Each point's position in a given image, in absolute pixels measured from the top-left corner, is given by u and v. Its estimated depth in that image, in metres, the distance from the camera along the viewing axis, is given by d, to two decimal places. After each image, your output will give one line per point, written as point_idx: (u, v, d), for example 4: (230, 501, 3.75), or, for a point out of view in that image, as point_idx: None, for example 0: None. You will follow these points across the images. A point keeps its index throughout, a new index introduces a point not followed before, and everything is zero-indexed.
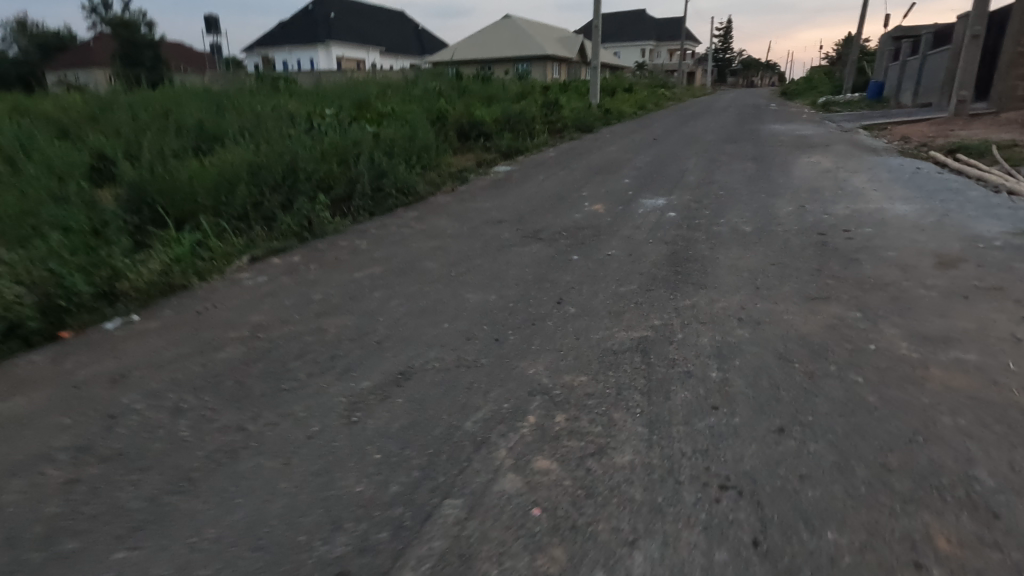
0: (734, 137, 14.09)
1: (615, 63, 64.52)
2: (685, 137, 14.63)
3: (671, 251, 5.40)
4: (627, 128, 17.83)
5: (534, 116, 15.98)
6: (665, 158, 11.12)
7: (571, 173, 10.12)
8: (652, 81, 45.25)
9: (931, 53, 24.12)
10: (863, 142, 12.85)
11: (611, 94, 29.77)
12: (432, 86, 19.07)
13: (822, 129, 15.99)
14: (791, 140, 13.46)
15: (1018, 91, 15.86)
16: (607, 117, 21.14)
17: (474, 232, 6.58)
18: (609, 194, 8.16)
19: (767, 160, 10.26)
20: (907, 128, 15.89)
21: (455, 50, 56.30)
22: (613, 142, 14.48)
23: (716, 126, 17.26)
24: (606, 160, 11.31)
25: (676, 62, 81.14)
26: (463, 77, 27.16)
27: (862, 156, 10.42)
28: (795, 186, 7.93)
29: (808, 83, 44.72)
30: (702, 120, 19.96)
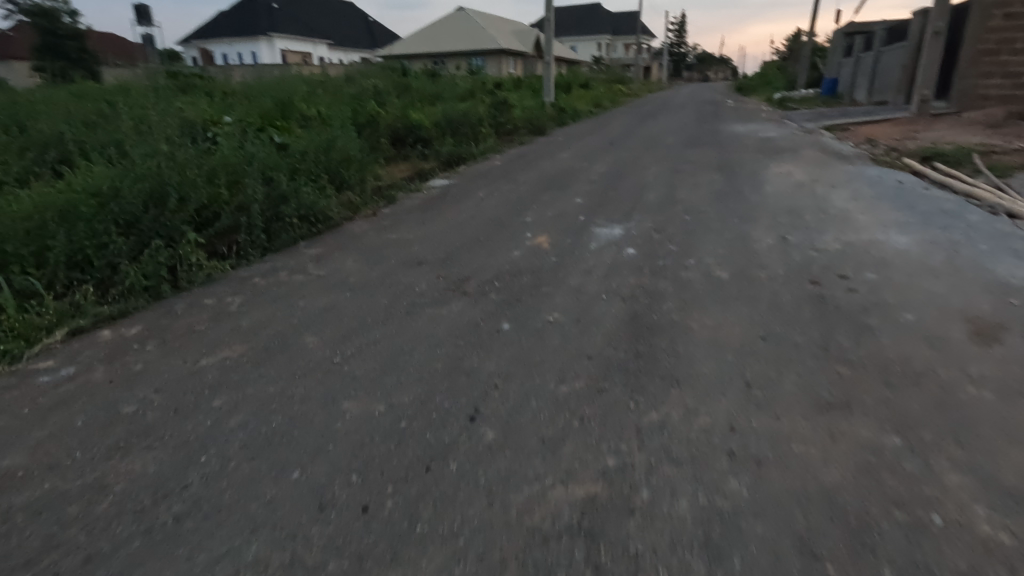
0: (695, 141, 13.09)
1: (571, 58, 63.56)
2: (644, 140, 13.56)
3: (629, 313, 4.17)
4: (582, 130, 16.64)
5: (480, 117, 14.59)
6: (622, 168, 9.96)
7: (517, 188, 8.85)
8: (609, 76, 44.41)
9: (885, 49, 23.83)
10: (831, 146, 12.07)
11: (567, 91, 28.62)
12: (371, 83, 17.42)
13: (785, 130, 15.17)
14: (756, 144, 12.52)
15: (978, 91, 15.40)
16: (561, 117, 19.91)
17: (386, 278, 5.22)
18: (557, 218, 6.93)
19: (734, 171, 9.21)
20: (871, 129, 15.23)
21: (407, 43, 54.19)
22: (566, 146, 13.27)
23: (675, 127, 16.25)
24: (557, 171, 10.06)
25: (631, 57, 80.93)
26: (408, 72, 25.37)
27: (834, 165, 9.50)
28: (770, 207, 6.85)
29: (763, 78, 44.72)
30: (661, 119, 18.98)
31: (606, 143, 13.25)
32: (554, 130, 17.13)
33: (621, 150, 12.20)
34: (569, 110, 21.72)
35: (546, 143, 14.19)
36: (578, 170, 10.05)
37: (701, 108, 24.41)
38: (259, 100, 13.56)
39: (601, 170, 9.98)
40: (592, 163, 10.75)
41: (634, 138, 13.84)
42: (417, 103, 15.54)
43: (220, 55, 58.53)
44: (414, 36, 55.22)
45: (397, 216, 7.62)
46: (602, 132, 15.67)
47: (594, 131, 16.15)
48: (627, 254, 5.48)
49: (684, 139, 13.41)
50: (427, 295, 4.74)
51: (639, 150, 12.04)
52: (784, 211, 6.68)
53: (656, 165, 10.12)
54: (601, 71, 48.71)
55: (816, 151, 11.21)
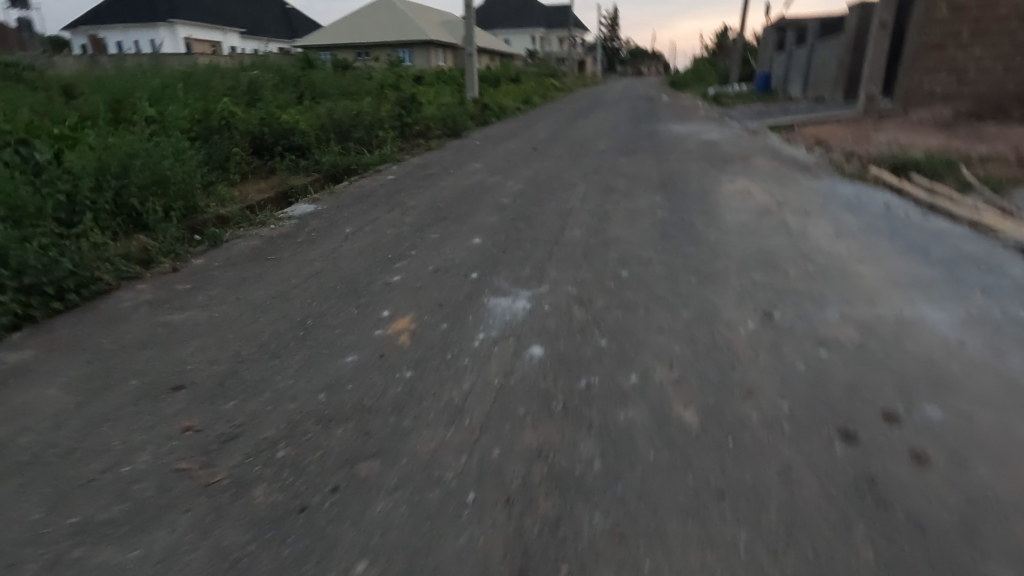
0: (630, 145, 11.24)
1: (504, 51, 61.48)
2: (573, 145, 11.59)
3: (513, 554, 2.03)
4: (505, 131, 14.47)
5: (379, 119, 12.15)
6: (543, 186, 7.87)
7: (400, 218, 6.58)
8: (542, 70, 42.60)
9: (819, 44, 23.02)
10: (783, 152, 10.53)
11: (496, 87, 26.47)
12: (252, 76, 14.56)
13: (728, 132, 13.59)
14: (700, 150, 10.78)
15: (925, 87, 14.36)
16: (483, 115, 17.65)
17: (91, 436, 2.86)
18: (439, 275, 4.74)
19: (679, 190, 7.33)
20: (818, 130, 13.90)
21: (326, 33, 50.31)
22: (482, 153, 11.10)
23: (609, 128, 14.40)
24: (461, 190, 7.86)
25: (565, 52, 79.86)
26: (312, 65, 22.42)
27: (798, 179, 7.79)
28: (735, 253, 4.91)
29: (696, 73, 44.24)
30: (592, 118, 17.11)
31: (528, 149, 11.21)
32: (473, 132, 14.87)
33: (544, 158, 10.14)
34: (494, 107, 19.50)
35: (459, 148, 11.99)
36: (488, 188, 7.91)
37: (636, 105, 22.80)
38: (84, 99, 10.54)
39: (517, 188, 7.84)
40: (507, 177, 8.63)
41: (561, 143, 11.86)
42: (303, 101, 12.91)
43: (113, 44, 52.26)
44: (334, 26, 51.35)
45: (208, 273, 5.18)
46: (525, 134, 13.65)
47: (517, 133, 14.06)
48: (529, 356, 3.36)
49: (618, 143, 11.53)
50: (133, 494, 2.43)
51: (567, 158, 10.05)
52: (755, 259, 4.74)
53: (585, 180, 8.10)
54: (533, 65, 46.77)
55: (768, 159, 9.57)
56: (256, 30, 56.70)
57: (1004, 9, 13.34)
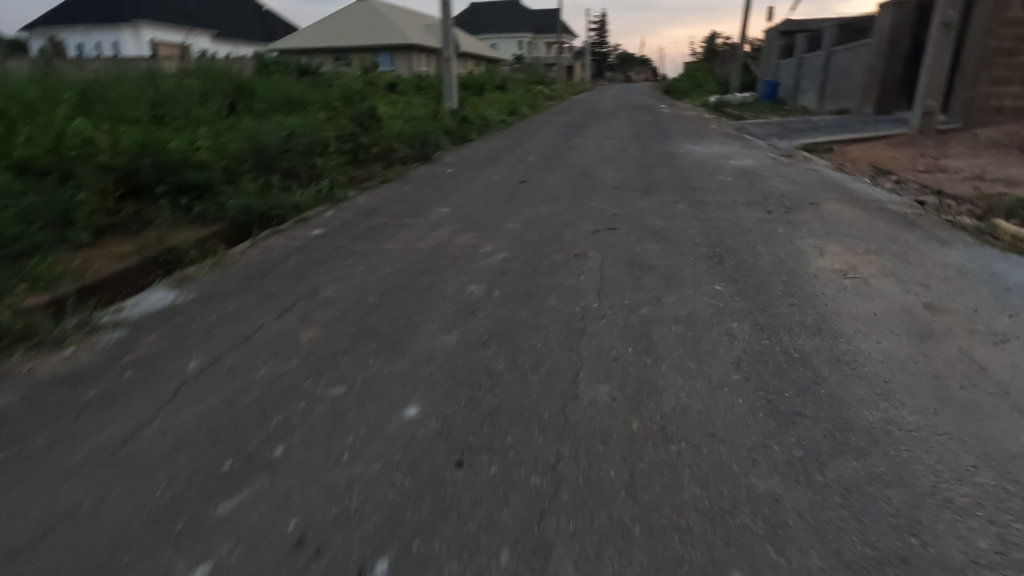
0: (645, 178, 8.65)
1: (490, 56, 59.00)
2: (571, 177, 8.96)
3: None
4: (485, 153, 11.79)
5: (318, 143, 9.40)
6: (538, 256, 5.22)
7: (296, 332, 3.88)
8: (531, 77, 40.08)
9: (838, 50, 20.70)
10: (852, 187, 7.98)
11: (479, 95, 23.84)
12: (175, 82, 11.76)
13: (760, 155, 11.08)
14: (740, 183, 8.21)
15: (991, 100, 11.99)
16: (461, 131, 14.96)
17: None
18: (304, 558, 2.07)
19: (747, 269, 4.70)
20: (867, 152, 11.43)
21: (302, 35, 47.43)
22: (454, 188, 8.43)
23: (613, 149, 11.81)
24: (413, 262, 5.20)
25: (553, 57, 77.73)
26: (270, 71, 19.64)
27: (915, 243, 5.24)
28: (954, 493, 2.27)
29: (691, 79, 41.98)
30: (590, 134, 14.57)
31: (514, 183, 8.56)
32: (448, 153, 12.20)
33: (535, 199, 7.51)
34: (474, 121, 16.81)
35: (426, 178, 9.32)
36: (453, 258, 5.26)
37: (636, 116, 20.22)
38: None
39: (498, 259, 5.19)
40: (485, 235, 5.98)
41: (556, 173, 9.24)
42: (226, 116, 10.08)
43: (72, 45, 48.58)
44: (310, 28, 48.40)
45: None
46: (509, 158, 11.03)
47: (500, 155, 11.43)
48: None
49: (631, 174, 8.92)
50: None
51: (567, 199, 7.43)
52: (1013, 522, 2.12)
53: (597, 243, 5.49)
54: (521, 72, 44.21)
55: (841, 201, 7.01)
56: (228, 32, 53.35)
57: None
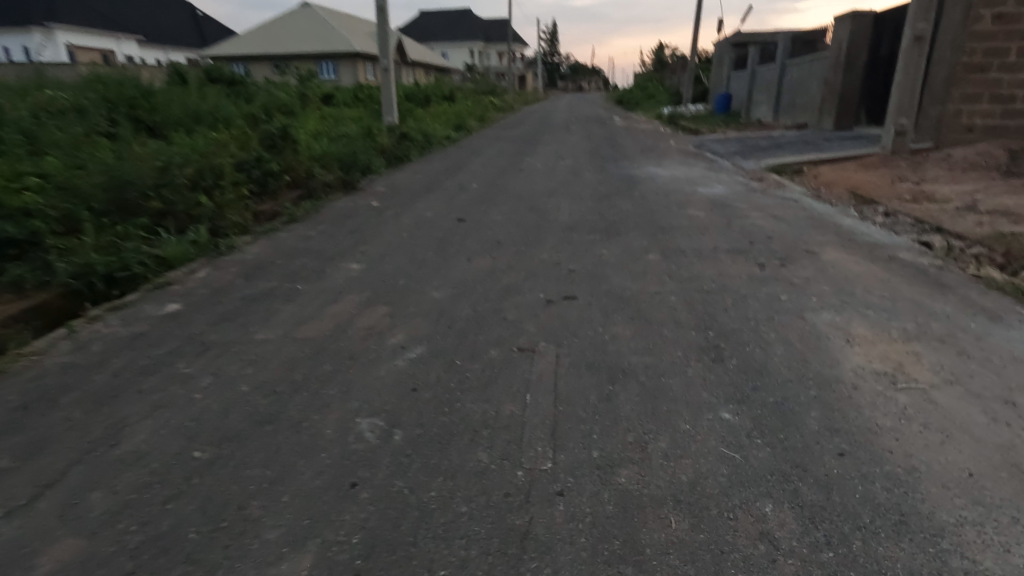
0: (606, 214, 7.32)
1: (439, 65, 57.36)
2: (520, 212, 7.54)
3: None
4: (422, 178, 10.26)
5: (210, 173, 7.67)
6: (469, 352, 3.73)
7: (36, 551, 2.25)
8: (481, 87, 38.67)
9: (792, 62, 20.20)
10: (843, 224, 6.88)
11: (423, 108, 22.25)
12: (41, 99, 9.71)
13: (729, 180, 9.98)
14: (715, 220, 6.98)
15: (961, 118, 11.34)
16: (398, 151, 13.34)
17: None
18: None
19: (758, 375, 3.36)
20: (840, 176, 10.53)
21: (237, 41, 44.58)
22: (376, 229, 6.87)
23: (567, 173, 10.47)
24: (288, 368, 3.61)
25: (504, 67, 76.83)
26: (183, 81, 17.48)
27: (957, 319, 4.04)
28: None
29: (643, 90, 41.61)
30: (541, 154, 13.27)
31: (451, 223, 7.07)
32: (380, 178, 10.58)
33: (474, 247, 6.03)
34: (415, 139, 15.22)
35: (345, 215, 7.70)
36: (348, 357, 3.71)
37: (590, 131, 19.06)
38: None
39: (413, 358, 3.68)
40: (401, 311, 4.45)
41: (501, 208, 7.81)
42: (94, 139, 8.18)
43: None
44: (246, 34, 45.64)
45: None
46: (449, 186, 9.53)
47: (439, 182, 9.91)
48: None
49: (590, 209, 7.58)
50: None
51: (514, 247, 6.00)
52: None
53: (549, 327, 4.06)
54: (470, 81, 42.83)
55: (842, 246, 5.84)
56: (156, 37, 49.80)
57: None
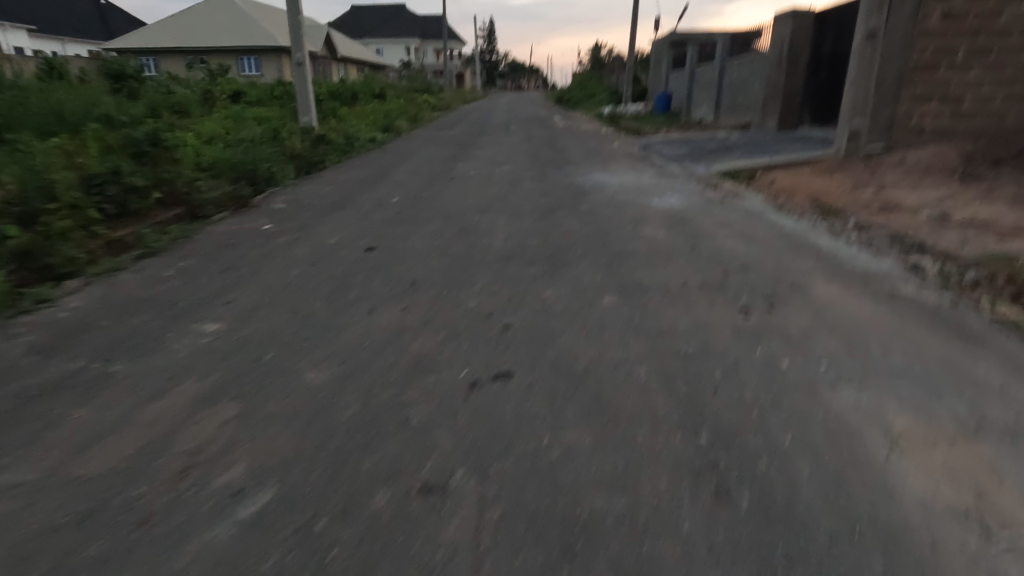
0: (549, 238, 6.09)
1: (373, 61, 54.89)
2: (447, 237, 6.21)
3: None
4: (334, 192, 8.69)
5: (37, 193, 5.89)
6: (344, 497, 2.37)
7: None
8: (416, 85, 36.88)
9: (732, 62, 19.80)
10: (820, 244, 5.93)
11: (350, 107, 20.47)
12: None
13: (683, 188, 9.02)
14: (676, 243, 5.92)
15: (912, 120, 10.89)
16: (311, 157, 11.64)
17: None
18: None
19: (791, 527, 2.19)
20: (796, 181, 9.80)
21: (145, 32, 40.75)
22: (259, 265, 5.36)
23: (505, 183, 9.19)
24: (15, 559, 2.10)
25: (442, 64, 74.91)
26: (60, 74, 15.03)
27: (1016, 396, 3.04)
28: None
29: (583, 89, 41.00)
30: (476, 159, 11.97)
31: (358, 254, 5.64)
32: (283, 191, 8.94)
33: (381, 292, 4.63)
34: (333, 143, 13.53)
35: (223, 243, 6.10)
36: (141, 521, 2.27)
37: (530, 132, 17.88)
38: None
39: (250, 516, 2.29)
40: (254, 412, 3.02)
41: (423, 232, 6.43)
42: None
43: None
44: (155, 25, 41.77)
45: None
46: (365, 201, 8.04)
47: (353, 196, 8.40)
48: None
49: (530, 232, 6.32)
50: None
51: (434, 289, 4.65)
52: None
53: (472, 436, 2.75)
54: (404, 78, 40.85)
55: (832, 278, 4.83)
56: (52, 28, 44.91)
57: (1006, 19, 10.32)
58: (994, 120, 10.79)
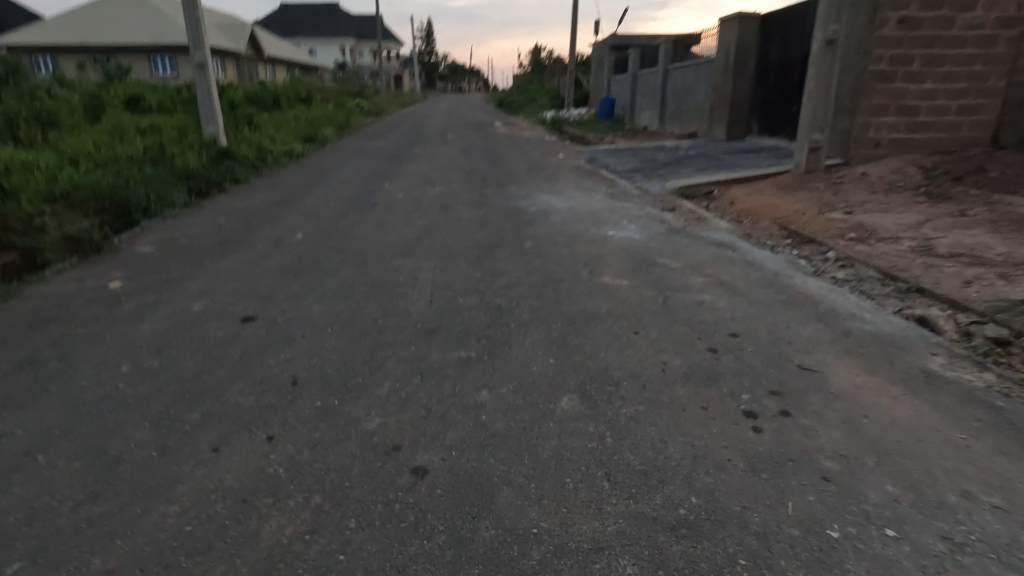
0: (487, 296, 4.81)
1: (302, 62, 51.95)
2: (355, 295, 4.83)
3: None
4: (224, 226, 7.09)
5: None
6: None
7: None
8: (349, 88, 34.80)
9: (675, 67, 19.26)
10: (811, 292, 4.93)
11: (269, 115, 18.51)
12: None
13: (640, 214, 7.97)
14: (643, 297, 4.79)
15: (869, 132, 10.33)
16: (207, 177, 9.88)
17: None
18: None
19: None
20: (758, 201, 8.97)
21: (39, 27, 36.56)
22: (79, 357, 3.81)
23: (436, 210, 7.86)
24: None
25: (378, 65, 72.34)
26: None
27: None
28: None
29: (524, 93, 40.03)
30: (406, 176, 10.57)
31: (227, 331, 4.16)
32: (160, 225, 7.24)
33: (241, 406, 3.21)
34: (239, 158, 11.74)
35: (42, 316, 4.48)
36: None
37: (469, 142, 16.56)
38: None
39: None
40: None
41: (325, 289, 5.01)
42: None
43: None
44: (51, 21, 37.65)
45: None
46: (260, 240, 6.50)
47: (247, 232, 6.83)
48: None
49: (462, 286, 5.03)
50: None
51: (321, 397, 3.28)
52: None
53: None
54: (336, 81, 38.62)
55: (844, 352, 3.78)
56: None
57: (959, 26, 9.88)
58: (949, 132, 10.35)
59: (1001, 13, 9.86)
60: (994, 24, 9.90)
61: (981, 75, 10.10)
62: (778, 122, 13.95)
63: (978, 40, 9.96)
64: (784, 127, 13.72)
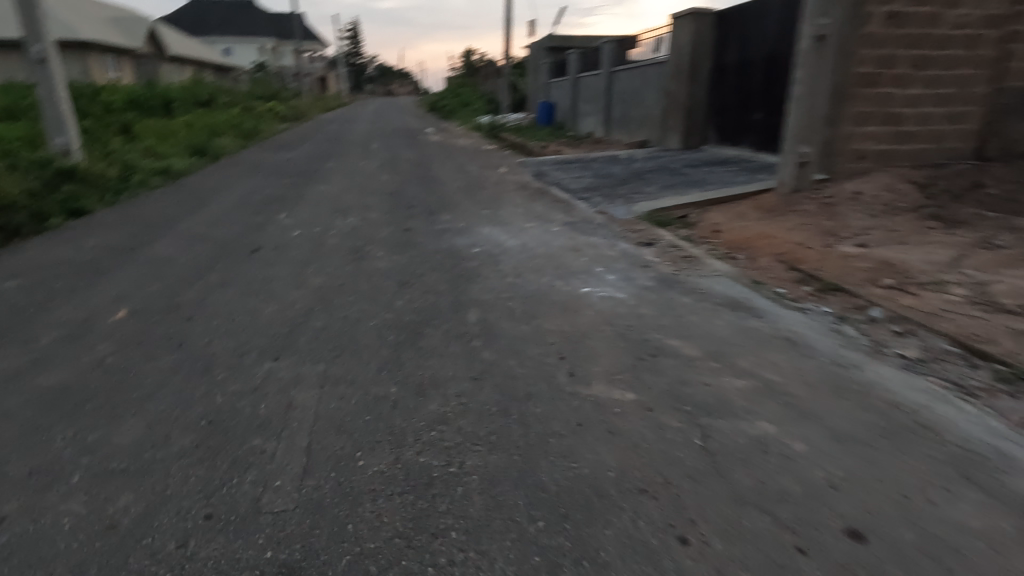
0: (405, 450, 2.78)
1: (212, 61, 47.39)
2: (169, 461, 2.70)
3: None
4: (8, 298, 4.68)
5: None
6: None
7: None
8: (262, 91, 31.41)
9: (620, 70, 17.83)
10: (907, 402, 3.23)
11: (152, 122, 15.51)
12: None
13: (612, 254, 6.16)
14: (666, 432, 2.92)
15: (854, 143, 9.04)
16: (27, 210, 7.29)
17: None
18: None
19: None
20: (746, 228, 7.41)
21: None
22: None
23: (342, 257, 5.74)
24: None
25: (300, 66, 67.95)
26: None
27: None
28: None
29: (457, 96, 37.87)
30: (311, 202, 8.33)
31: None
32: None
33: None
34: (89, 181, 9.11)
35: None
36: None
37: (396, 153, 14.39)
38: None
39: None
40: None
41: (118, 447, 2.83)
42: None
43: None
44: None
45: None
46: (52, 325, 4.18)
47: (42, 308, 4.49)
48: None
49: (366, 425, 2.98)
50: None
51: None
52: None
53: None
54: (248, 83, 34.95)
55: None
56: None
57: (947, 25, 8.77)
58: (934, 143, 9.25)
59: (987, 10, 8.84)
60: (981, 22, 8.85)
61: (968, 79, 9.04)
62: (739, 130, 12.66)
63: (966, 40, 8.88)
64: (746, 136, 12.45)
